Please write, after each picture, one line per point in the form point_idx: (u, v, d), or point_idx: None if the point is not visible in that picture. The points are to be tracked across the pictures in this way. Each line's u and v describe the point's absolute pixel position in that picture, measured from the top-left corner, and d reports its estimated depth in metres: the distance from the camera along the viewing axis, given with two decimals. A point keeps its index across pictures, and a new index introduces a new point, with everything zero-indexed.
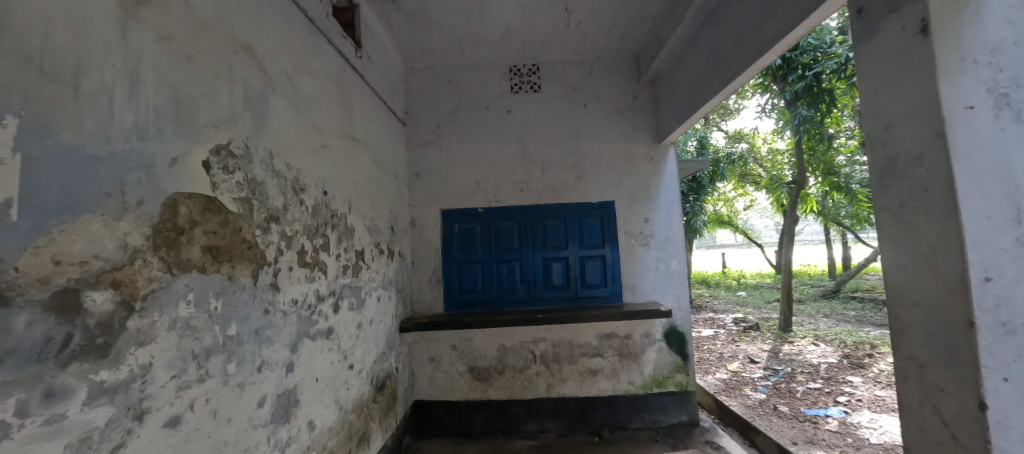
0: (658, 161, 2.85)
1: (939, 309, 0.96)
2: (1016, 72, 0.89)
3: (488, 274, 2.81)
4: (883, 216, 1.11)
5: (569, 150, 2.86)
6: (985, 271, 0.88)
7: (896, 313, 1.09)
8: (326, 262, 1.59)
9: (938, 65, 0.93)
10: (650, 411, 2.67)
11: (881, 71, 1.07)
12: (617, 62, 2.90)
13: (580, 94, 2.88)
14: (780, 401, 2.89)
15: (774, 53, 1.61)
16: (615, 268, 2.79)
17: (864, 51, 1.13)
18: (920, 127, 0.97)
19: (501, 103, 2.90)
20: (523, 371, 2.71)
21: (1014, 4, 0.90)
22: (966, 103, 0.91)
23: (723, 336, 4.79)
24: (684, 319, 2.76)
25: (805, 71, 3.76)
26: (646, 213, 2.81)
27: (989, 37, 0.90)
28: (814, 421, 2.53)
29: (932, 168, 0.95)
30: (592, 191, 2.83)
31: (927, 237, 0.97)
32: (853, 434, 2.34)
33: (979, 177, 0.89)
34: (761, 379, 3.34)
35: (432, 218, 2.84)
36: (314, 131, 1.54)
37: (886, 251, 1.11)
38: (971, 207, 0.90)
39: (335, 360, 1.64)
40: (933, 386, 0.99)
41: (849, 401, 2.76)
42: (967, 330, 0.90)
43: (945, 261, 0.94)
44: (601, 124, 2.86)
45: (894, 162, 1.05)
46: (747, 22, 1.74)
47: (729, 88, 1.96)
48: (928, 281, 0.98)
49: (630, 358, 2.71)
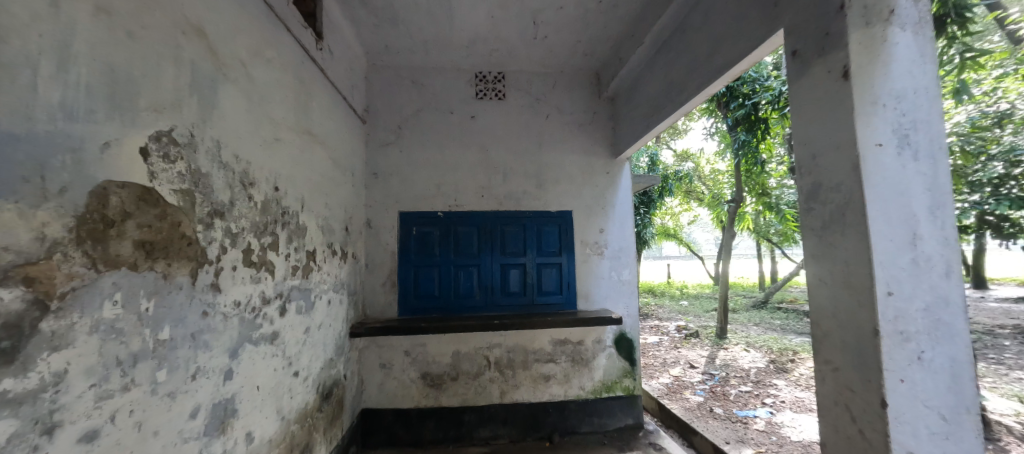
0: (614, 174, 2.99)
1: (852, 320, 1.10)
2: (912, 117, 1.09)
3: (446, 279, 2.78)
4: (807, 236, 1.25)
5: (531, 159, 2.91)
6: (888, 286, 1.03)
7: (817, 322, 1.22)
8: (273, 262, 1.50)
9: (858, 108, 1.07)
10: (598, 415, 2.76)
11: (810, 109, 1.22)
12: (579, 77, 3.01)
13: (543, 105, 2.96)
14: (716, 403, 3.11)
15: (721, 83, 1.78)
16: (571, 276, 2.87)
17: (797, 89, 1.28)
18: (840, 159, 1.11)
19: (465, 109, 2.90)
20: (476, 378, 2.70)
21: (913, 60, 1.11)
22: (877, 141, 1.07)
23: (667, 343, 5.08)
24: (634, 326, 2.90)
25: (745, 100, 4.13)
26: (601, 223, 2.93)
27: (896, 85, 1.09)
28: (744, 421, 2.76)
29: (850, 195, 1.08)
30: (552, 200, 2.90)
31: (842, 256, 1.12)
32: (777, 432, 2.57)
33: (884, 205, 1.05)
34: (699, 383, 3.58)
35: (390, 220, 2.76)
36: (267, 123, 1.45)
37: (810, 267, 1.25)
38: (879, 231, 1.04)
39: (279, 367, 1.53)
40: (845, 387, 1.13)
41: (774, 403, 3.03)
42: (873, 337, 1.03)
43: (858, 277, 1.07)
44: (562, 136, 2.95)
45: (818, 188, 1.19)
46: (698, 52, 1.90)
47: (682, 110, 2.10)
48: (844, 295, 1.12)
49: (582, 363, 2.79)
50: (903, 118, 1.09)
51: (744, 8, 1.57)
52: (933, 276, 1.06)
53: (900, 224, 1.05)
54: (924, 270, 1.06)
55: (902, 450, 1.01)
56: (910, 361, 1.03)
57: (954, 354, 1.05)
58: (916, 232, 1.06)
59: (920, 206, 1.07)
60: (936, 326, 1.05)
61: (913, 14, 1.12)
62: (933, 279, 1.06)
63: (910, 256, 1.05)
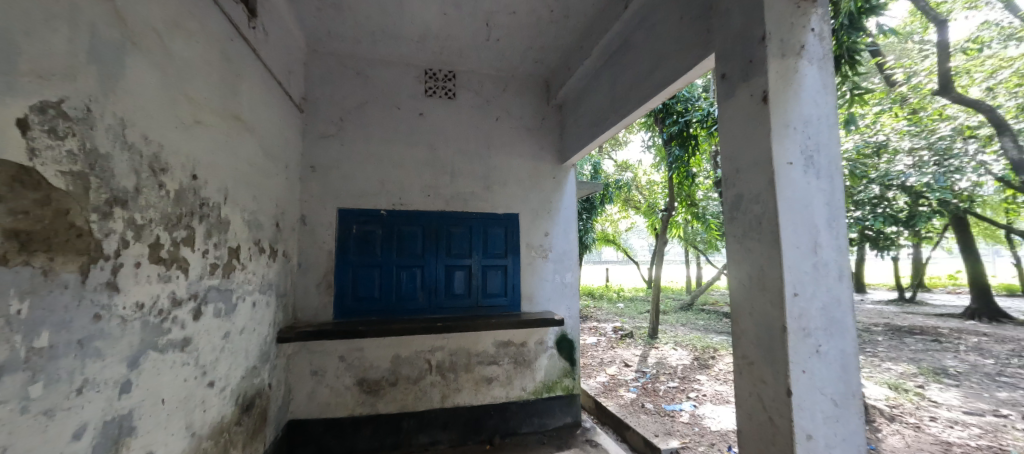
0: (560, 180, 3.09)
1: (765, 319, 1.24)
2: (816, 141, 1.26)
3: (387, 280, 2.67)
4: (731, 243, 1.39)
5: (479, 161, 2.91)
6: (794, 288, 1.18)
7: (737, 321, 1.36)
8: (187, 259, 1.34)
9: (775, 130, 1.21)
10: (538, 415, 2.80)
11: (735, 129, 1.36)
12: (529, 83, 3.07)
13: (493, 108, 2.97)
14: (647, 399, 3.32)
15: (659, 99, 1.92)
16: (516, 278, 2.90)
17: (724, 111, 1.42)
18: (758, 175, 1.25)
19: (413, 105, 2.82)
20: (417, 382, 2.62)
21: (817, 91, 1.28)
22: (789, 160, 1.22)
23: (604, 343, 5.34)
24: (574, 327, 3.00)
25: (679, 117, 4.45)
26: (546, 227, 3.00)
27: (804, 112, 1.26)
28: (671, 415, 2.98)
29: (766, 207, 1.22)
30: (499, 202, 2.92)
31: (759, 261, 1.25)
32: (699, 424, 2.81)
33: (792, 216, 1.19)
34: (633, 380, 3.79)
35: (328, 217, 2.60)
36: (185, 103, 1.30)
37: (731, 271, 1.39)
38: (789, 239, 1.18)
39: (191, 376, 1.37)
40: (758, 379, 1.26)
41: (697, 396, 3.30)
42: (781, 333, 1.17)
43: (770, 280, 1.21)
44: (511, 139, 2.98)
45: (741, 199, 1.33)
46: (639, 69, 2.03)
47: (623, 122, 2.23)
48: (759, 296, 1.26)
49: (524, 364, 2.83)
50: (809, 141, 1.25)
51: (681, 32, 1.70)
52: (829, 279, 1.22)
53: (805, 233, 1.21)
54: (822, 274, 1.22)
55: (802, 432, 1.15)
56: (810, 355, 1.18)
57: (843, 348, 1.23)
58: (817, 241, 1.22)
59: (821, 218, 1.23)
60: (831, 323, 1.22)
61: (819, 51, 1.30)
62: (829, 282, 1.22)
63: (812, 262, 1.21)
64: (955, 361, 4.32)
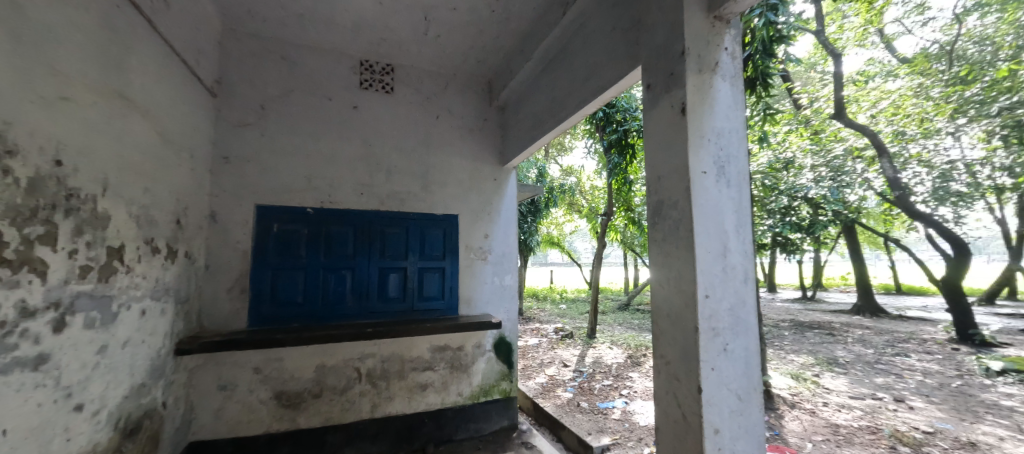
0: (501, 181, 3.07)
1: (680, 319, 1.30)
2: (726, 152, 1.34)
3: (312, 284, 2.47)
4: (652, 247, 1.45)
5: (418, 159, 2.80)
6: (706, 290, 1.24)
7: (657, 322, 1.42)
8: (45, 261, 1.12)
9: (691, 140, 1.28)
10: (474, 420, 2.76)
11: (657, 138, 1.42)
12: (472, 83, 3.02)
13: (433, 105, 2.88)
14: (582, 398, 3.41)
15: (593, 106, 1.97)
16: (453, 281, 2.83)
17: (649, 120, 1.48)
18: (677, 182, 1.31)
19: (347, 97, 2.65)
20: (344, 392, 2.45)
21: (729, 106, 1.37)
22: (703, 169, 1.29)
23: (544, 344, 5.42)
24: (512, 330, 2.99)
25: (618, 126, 4.65)
26: (486, 229, 2.97)
27: (717, 124, 1.34)
28: (604, 412, 3.08)
29: (682, 214, 1.28)
30: (438, 203, 2.83)
31: (675, 265, 1.32)
32: (630, 419, 2.93)
33: (705, 222, 1.26)
34: (570, 380, 3.88)
35: (243, 214, 2.35)
36: (45, 73, 1.09)
37: (652, 275, 1.44)
38: (701, 243, 1.25)
39: (49, 400, 1.15)
40: (674, 377, 1.32)
41: (629, 393, 3.45)
42: (693, 334, 1.24)
43: (685, 283, 1.27)
44: (451, 139, 2.91)
45: (661, 205, 1.39)
46: (576, 75, 2.07)
47: (561, 127, 2.27)
48: (675, 297, 1.32)
49: (460, 369, 2.77)
50: (721, 152, 1.34)
51: (613, 42, 1.75)
52: (736, 282, 1.31)
53: (715, 239, 1.28)
54: (730, 277, 1.30)
55: (710, 427, 1.21)
56: (719, 353, 1.25)
57: (747, 345, 1.32)
58: (725, 246, 1.30)
59: (730, 224, 1.32)
60: (737, 323, 1.31)
61: (730, 69, 1.39)
62: (736, 285, 1.31)
63: (722, 265, 1.29)
64: (844, 352, 4.95)
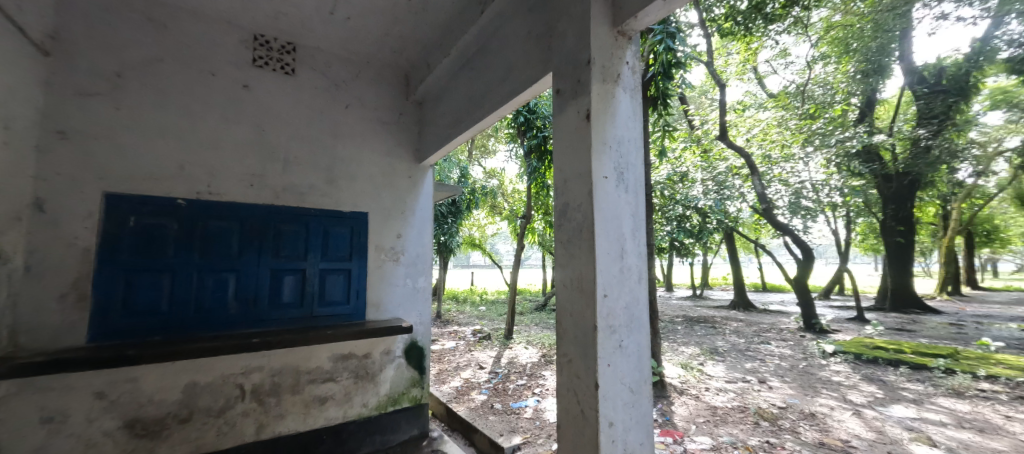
0: (417, 179, 2.95)
1: (581, 318, 1.35)
2: (625, 159, 1.43)
3: (183, 288, 2.09)
4: (558, 249, 1.49)
5: (323, 150, 2.56)
6: (604, 290, 1.30)
7: (561, 321, 1.46)
8: None
9: (594, 145, 1.33)
10: (381, 432, 2.59)
11: (565, 142, 1.46)
12: (387, 74, 2.86)
13: (343, 93, 2.66)
14: (496, 399, 3.42)
15: (508, 108, 1.98)
16: (361, 283, 2.63)
17: (557, 125, 1.52)
18: (581, 186, 1.36)
19: (236, 74, 2.32)
20: (223, 413, 2.12)
21: (628, 116, 1.47)
22: (604, 174, 1.35)
23: (462, 347, 5.36)
24: (425, 334, 2.89)
25: (538, 132, 4.80)
26: (399, 228, 2.83)
27: (617, 133, 1.42)
28: (517, 412, 3.12)
29: (584, 217, 1.34)
30: (345, 199, 2.62)
31: (577, 266, 1.37)
32: (540, 417, 3.01)
33: (604, 225, 1.33)
34: (485, 382, 3.87)
35: (85, 203, 1.90)
36: None
37: (557, 276, 1.48)
38: (601, 245, 1.31)
39: None
40: (574, 375, 1.37)
41: (541, 391, 3.55)
42: (592, 332, 1.29)
43: (586, 283, 1.32)
44: (362, 131, 2.72)
45: (566, 207, 1.44)
46: (492, 76, 2.07)
47: (477, 127, 2.25)
48: (577, 297, 1.36)
49: (366, 378, 2.58)
50: (621, 159, 1.42)
51: (527, 46, 1.78)
52: (631, 281, 1.40)
53: (613, 240, 1.36)
54: (626, 277, 1.39)
55: (605, 420, 1.27)
56: (614, 349, 1.32)
57: (639, 341, 1.42)
58: (622, 248, 1.39)
59: (627, 228, 1.41)
60: (631, 320, 1.39)
61: (631, 82, 1.49)
62: (631, 285, 1.40)
63: (619, 266, 1.37)
64: (723, 342, 5.72)
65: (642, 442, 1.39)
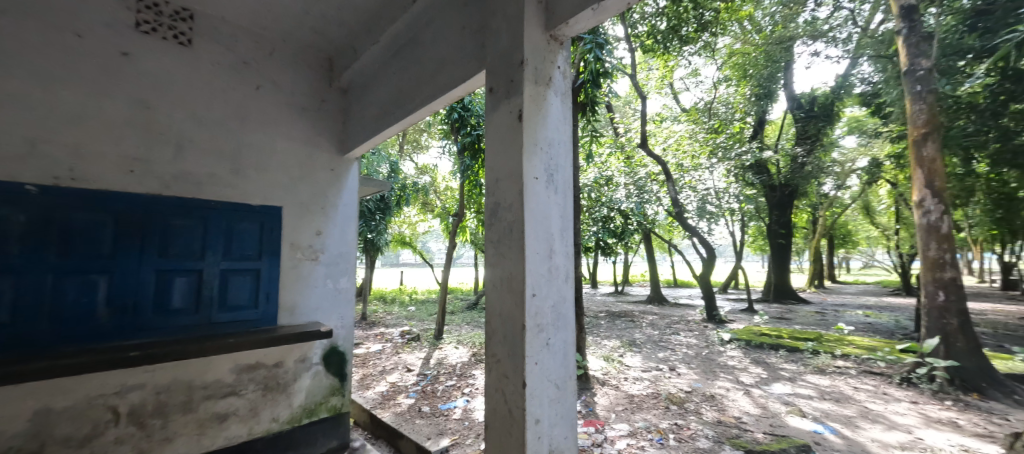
0: (340, 172, 2.75)
1: (510, 318, 1.35)
2: (555, 161, 1.47)
3: (29, 294, 1.68)
4: (489, 249, 1.49)
5: (227, 135, 2.26)
6: (533, 289, 1.33)
7: (490, 321, 1.46)
8: None
9: (525, 146, 1.34)
10: (293, 447, 2.37)
11: (498, 141, 1.46)
12: (307, 56, 2.61)
13: (253, 73, 2.37)
14: (424, 402, 3.32)
15: (440, 103, 1.93)
16: (272, 285, 2.37)
17: (490, 124, 1.51)
18: (512, 186, 1.36)
19: (111, 38, 1.93)
20: (86, 444, 1.76)
21: (558, 119, 1.51)
22: (535, 175, 1.37)
23: (388, 349, 5.13)
24: (346, 338, 2.70)
25: (472, 130, 4.78)
26: (319, 225, 2.61)
27: (548, 135, 1.45)
28: (445, 414, 3.07)
29: (515, 217, 1.35)
30: (254, 191, 2.35)
31: (507, 266, 1.37)
32: (469, 417, 2.99)
33: (534, 225, 1.35)
34: (413, 385, 3.75)
35: None
36: None
37: (487, 276, 1.48)
38: (530, 245, 1.33)
39: None
40: (502, 375, 1.37)
41: (470, 391, 3.53)
42: (520, 331, 1.30)
43: (515, 283, 1.33)
44: (276, 117, 2.45)
45: (498, 207, 1.44)
46: (423, 69, 2.00)
47: (407, 121, 2.16)
48: (506, 297, 1.37)
49: (277, 390, 2.33)
50: (551, 161, 1.46)
51: (461, 42, 1.75)
52: (559, 280, 1.44)
53: (543, 241, 1.38)
54: (554, 276, 1.43)
55: (532, 418, 1.29)
56: (541, 348, 1.35)
57: (565, 339, 1.47)
58: (551, 248, 1.42)
59: (555, 228, 1.45)
60: (558, 319, 1.44)
61: (562, 86, 1.54)
62: (559, 284, 1.44)
63: (547, 266, 1.40)
64: (640, 334, 6.22)
65: (566, 436, 1.44)
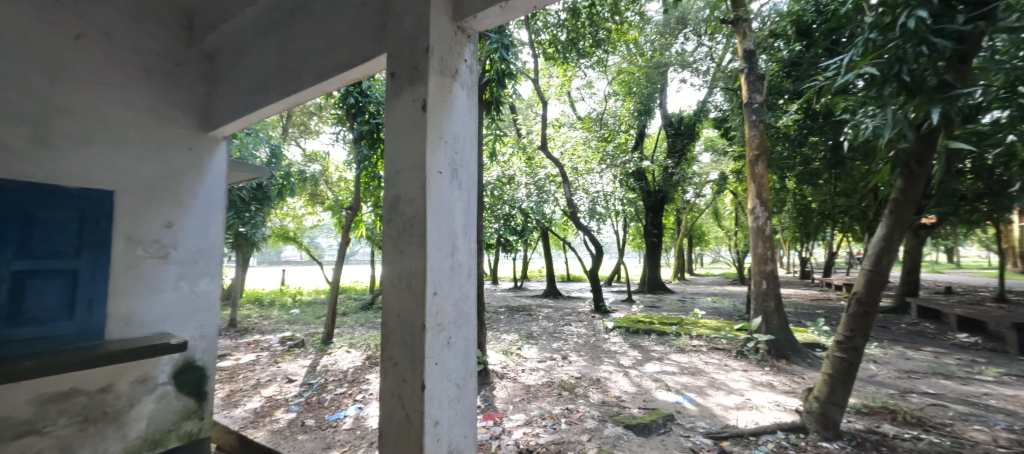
0: (200, 153, 2.33)
1: (409, 319, 1.29)
2: (459, 156, 1.45)
3: None
4: (387, 245, 1.40)
5: (27, 91, 1.68)
6: (434, 287, 1.29)
7: (387, 322, 1.38)
8: None
9: (429, 138, 1.29)
10: None
11: (400, 130, 1.37)
12: (152, 3, 2.10)
13: (72, 14, 1.79)
14: (308, 415, 2.99)
15: (333, 84, 1.75)
16: (98, 290, 1.88)
17: (392, 111, 1.42)
18: (415, 179, 1.30)
19: None
20: None
21: (464, 114, 1.49)
22: (438, 169, 1.33)
23: (265, 359, 4.49)
24: (206, 351, 2.31)
25: (371, 118, 4.51)
26: (168, 214, 2.17)
27: (453, 129, 1.42)
28: (334, 425, 2.80)
29: (416, 211, 1.29)
30: (71, 169, 1.80)
31: (407, 263, 1.31)
32: (362, 425, 2.78)
33: (437, 221, 1.31)
34: (295, 398, 3.34)
35: None
36: None
37: (385, 274, 1.39)
38: (433, 241, 1.29)
39: None
40: (400, 378, 1.30)
41: (364, 397, 3.28)
42: (421, 332, 1.25)
43: (416, 282, 1.27)
44: (105, 76, 1.92)
45: (398, 201, 1.36)
46: (312, 42, 1.77)
47: (291, 100, 1.91)
48: (405, 296, 1.31)
49: (103, 421, 1.85)
50: (456, 156, 1.43)
51: (360, 19, 1.60)
52: (461, 278, 1.43)
53: (445, 237, 1.36)
54: (457, 274, 1.41)
55: (431, 420, 1.26)
56: (442, 347, 1.32)
57: (466, 336, 1.47)
58: (454, 244, 1.40)
59: (458, 225, 1.43)
60: (459, 316, 1.43)
61: (468, 81, 1.53)
62: (461, 281, 1.43)
63: (450, 263, 1.38)
64: (537, 327, 6.57)
65: (466, 434, 1.44)
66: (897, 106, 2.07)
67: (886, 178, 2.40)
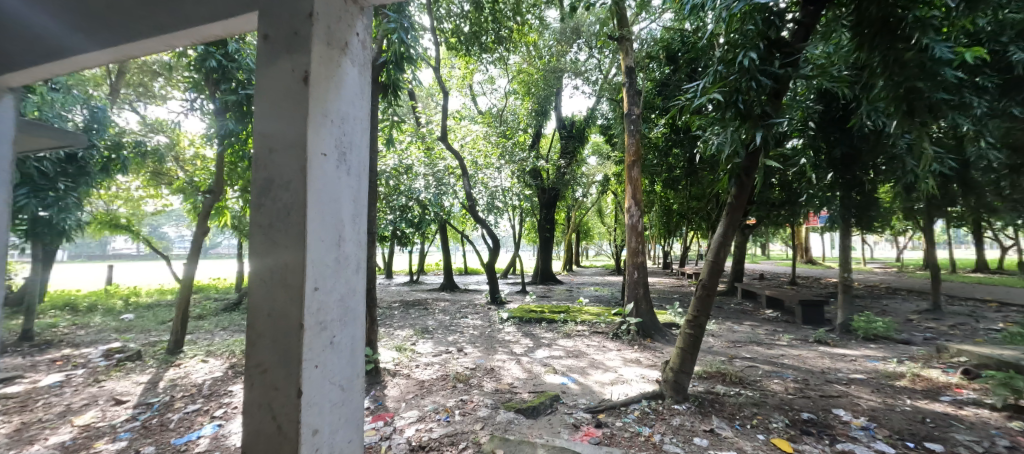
0: None
1: (283, 318, 1.14)
2: (347, 138, 1.32)
3: None
4: (255, 235, 1.21)
5: None
6: (315, 282, 1.15)
7: (253, 323, 1.19)
8: None
9: (311, 115, 1.14)
10: None
11: (274, 102, 1.19)
12: None
13: None
14: (146, 442, 2.44)
15: (184, 37, 1.46)
16: None
17: (264, 79, 1.22)
18: (293, 160, 1.14)
19: None
20: None
21: (354, 92, 1.36)
22: (322, 151, 1.19)
23: (78, 378, 3.51)
24: None
25: (238, 87, 3.93)
26: None
27: (341, 108, 1.29)
28: (182, 450, 2.33)
29: (294, 197, 1.14)
30: None
31: (281, 256, 1.15)
32: (221, 445, 2.37)
33: (320, 208, 1.18)
34: (126, 423, 2.69)
35: None
36: None
37: (254, 268, 1.20)
38: (314, 231, 1.15)
39: None
40: (271, 386, 1.14)
41: (225, 412, 2.80)
42: (297, 332, 1.11)
43: (292, 277, 1.12)
44: None
45: (271, 184, 1.18)
46: None
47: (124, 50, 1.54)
48: (279, 293, 1.14)
49: None
50: (343, 137, 1.30)
51: None
52: (347, 271, 1.32)
53: (330, 227, 1.23)
54: (342, 267, 1.29)
55: (308, 428, 1.13)
56: (323, 348, 1.19)
57: (353, 334, 1.36)
58: (340, 235, 1.28)
59: (345, 213, 1.31)
60: (345, 313, 1.31)
61: (360, 58, 1.40)
62: (347, 275, 1.32)
63: (334, 255, 1.25)
64: (433, 321, 6.47)
65: (350, 439, 1.34)
66: (734, 128, 2.56)
67: (725, 186, 2.90)
